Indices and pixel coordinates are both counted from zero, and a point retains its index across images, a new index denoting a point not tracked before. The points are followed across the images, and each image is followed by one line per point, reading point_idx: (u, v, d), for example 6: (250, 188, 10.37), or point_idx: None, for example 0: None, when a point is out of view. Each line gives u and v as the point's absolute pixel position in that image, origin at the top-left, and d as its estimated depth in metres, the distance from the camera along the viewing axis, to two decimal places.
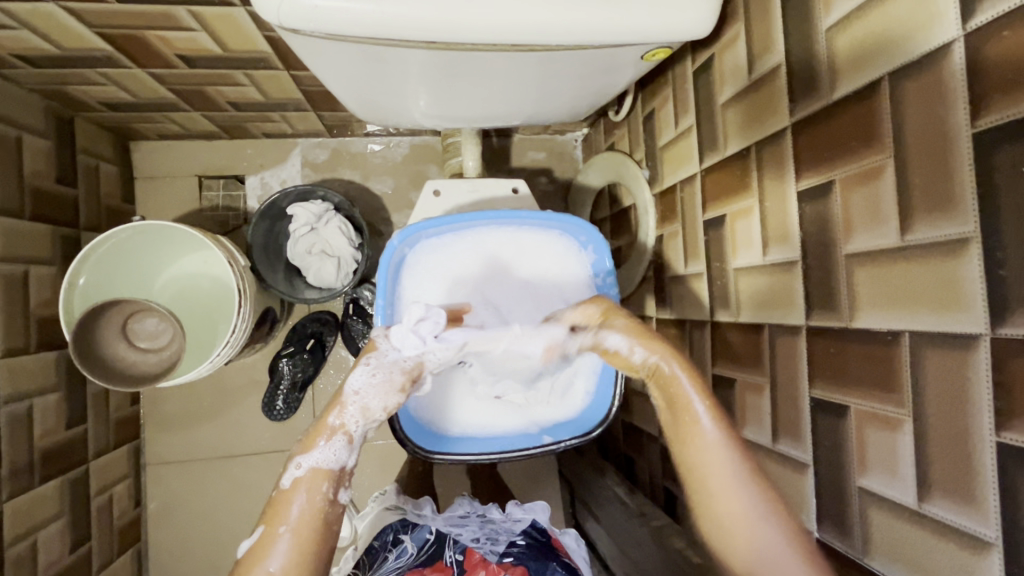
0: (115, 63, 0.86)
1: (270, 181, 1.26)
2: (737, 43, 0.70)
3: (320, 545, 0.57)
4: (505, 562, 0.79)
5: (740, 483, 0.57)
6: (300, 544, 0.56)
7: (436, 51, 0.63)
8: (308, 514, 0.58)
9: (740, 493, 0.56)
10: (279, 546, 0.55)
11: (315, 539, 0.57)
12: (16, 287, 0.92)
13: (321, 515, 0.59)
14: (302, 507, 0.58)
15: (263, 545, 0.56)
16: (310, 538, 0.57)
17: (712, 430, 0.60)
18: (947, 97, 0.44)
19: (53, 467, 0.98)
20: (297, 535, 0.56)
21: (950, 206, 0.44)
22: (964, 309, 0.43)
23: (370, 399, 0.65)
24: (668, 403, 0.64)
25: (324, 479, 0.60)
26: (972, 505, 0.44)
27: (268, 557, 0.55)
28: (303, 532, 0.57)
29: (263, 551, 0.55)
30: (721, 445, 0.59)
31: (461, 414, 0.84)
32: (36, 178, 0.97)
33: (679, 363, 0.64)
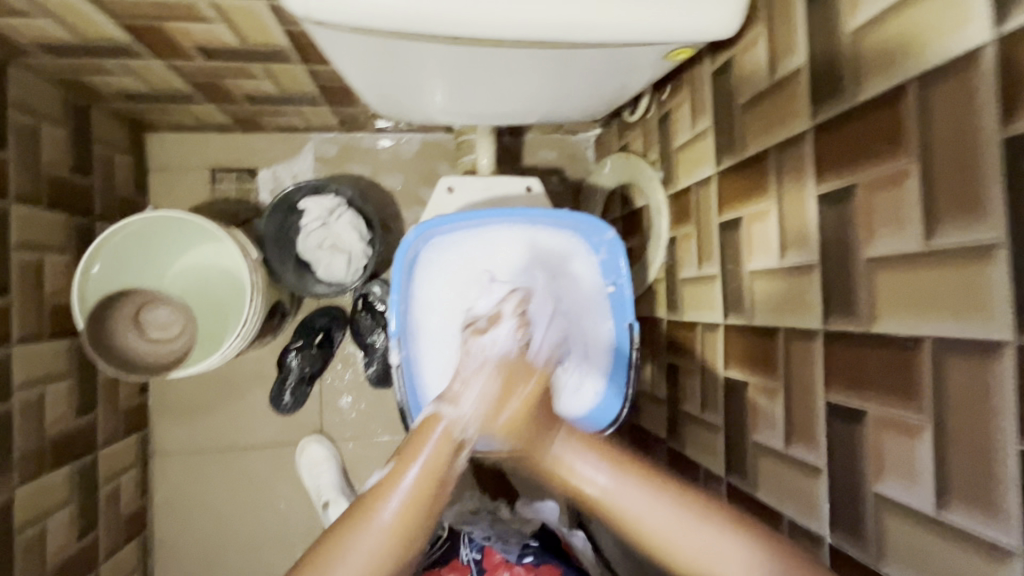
0: (134, 53, 0.86)
1: (282, 175, 1.26)
2: (757, 46, 0.70)
3: (433, 498, 0.65)
4: (526, 562, 0.79)
5: (682, 526, 0.61)
6: (418, 497, 0.64)
7: (457, 46, 0.63)
8: (429, 469, 0.66)
9: (653, 515, 0.62)
10: (403, 484, 0.65)
11: (432, 492, 0.65)
12: (32, 274, 0.93)
13: (441, 472, 0.67)
14: (428, 461, 0.66)
15: (394, 480, 0.65)
16: (431, 489, 0.65)
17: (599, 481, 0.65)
18: (977, 102, 0.44)
19: (64, 454, 0.98)
20: (416, 485, 0.65)
21: (978, 211, 0.44)
22: (990, 316, 0.43)
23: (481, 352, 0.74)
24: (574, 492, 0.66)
25: (449, 429, 0.69)
26: (993, 513, 0.43)
27: (395, 490, 0.64)
28: (423, 483, 0.65)
29: (392, 485, 0.65)
30: (621, 484, 0.64)
31: None
32: (52, 166, 0.97)
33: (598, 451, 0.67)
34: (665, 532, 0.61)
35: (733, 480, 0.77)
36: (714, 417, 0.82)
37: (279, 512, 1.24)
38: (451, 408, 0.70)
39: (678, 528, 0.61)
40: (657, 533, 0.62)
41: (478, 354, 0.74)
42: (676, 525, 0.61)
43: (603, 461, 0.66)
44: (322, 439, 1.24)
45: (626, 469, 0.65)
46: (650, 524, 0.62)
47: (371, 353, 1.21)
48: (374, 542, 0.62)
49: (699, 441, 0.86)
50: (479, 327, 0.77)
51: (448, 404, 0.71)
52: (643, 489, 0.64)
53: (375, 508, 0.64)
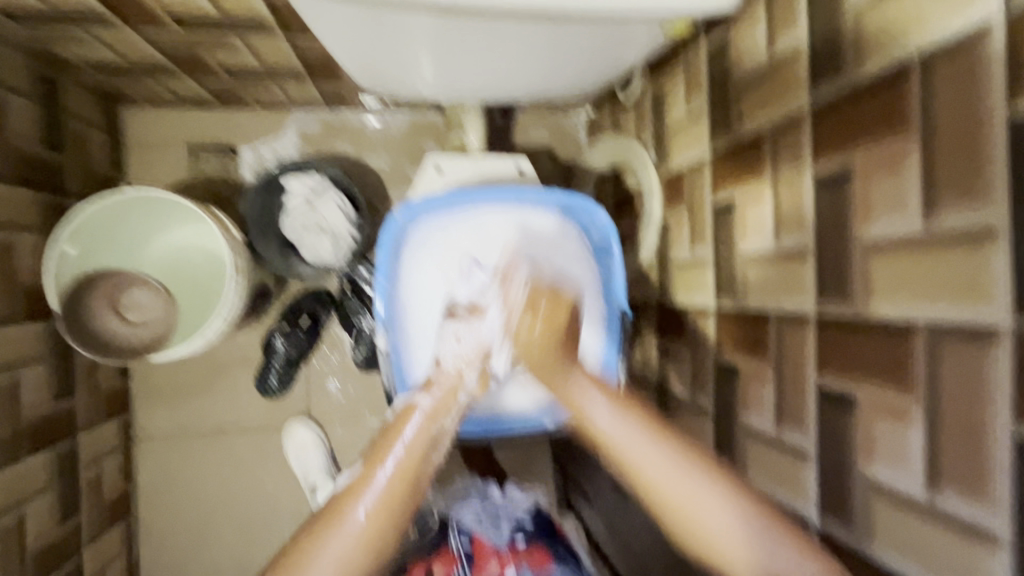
0: (103, 22, 0.81)
1: (264, 152, 1.22)
2: (756, 22, 0.68)
3: (404, 497, 0.67)
4: (515, 546, 0.80)
5: (674, 474, 0.63)
6: (387, 498, 0.66)
7: (444, 17, 0.60)
8: (400, 470, 0.68)
9: (645, 449, 0.65)
10: (375, 486, 0.66)
11: (403, 493, 0.67)
12: (1, 254, 0.89)
13: (411, 473, 0.68)
14: (398, 460, 0.68)
15: (364, 483, 0.67)
16: (401, 492, 0.67)
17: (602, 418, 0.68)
18: (983, 83, 0.43)
19: (42, 440, 0.96)
20: (387, 487, 0.66)
21: (980, 196, 0.43)
22: (987, 302, 0.42)
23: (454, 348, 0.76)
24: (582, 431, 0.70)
25: (427, 421, 0.71)
26: (981, 498, 0.43)
27: (367, 492, 0.66)
28: (393, 485, 0.67)
29: (362, 487, 0.67)
30: (626, 429, 0.67)
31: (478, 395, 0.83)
32: (19, 141, 0.92)
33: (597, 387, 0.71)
34: (660, 478, 0.63)
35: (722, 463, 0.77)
36: (704, 400, 0.82)
37: (266, 495, 1.23)
38: (428, 398, 0.73)
39: (670, 472, 0.63)
40: (649, 474, 0.64)
41: (452, 338, 0.77)
42: (666, 471, 0.63)
43: (606, 400, 0.69)
44: (310, 422, 1.22)
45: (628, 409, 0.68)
46: (646, 466, 0.64)
47: (359, 335, 1.19)
48: (342, 547, 0.64)
49: (689, 424, 0.86)
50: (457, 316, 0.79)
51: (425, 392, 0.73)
52: (649, 435, 0.66)
53: (346, 509, 0.66)
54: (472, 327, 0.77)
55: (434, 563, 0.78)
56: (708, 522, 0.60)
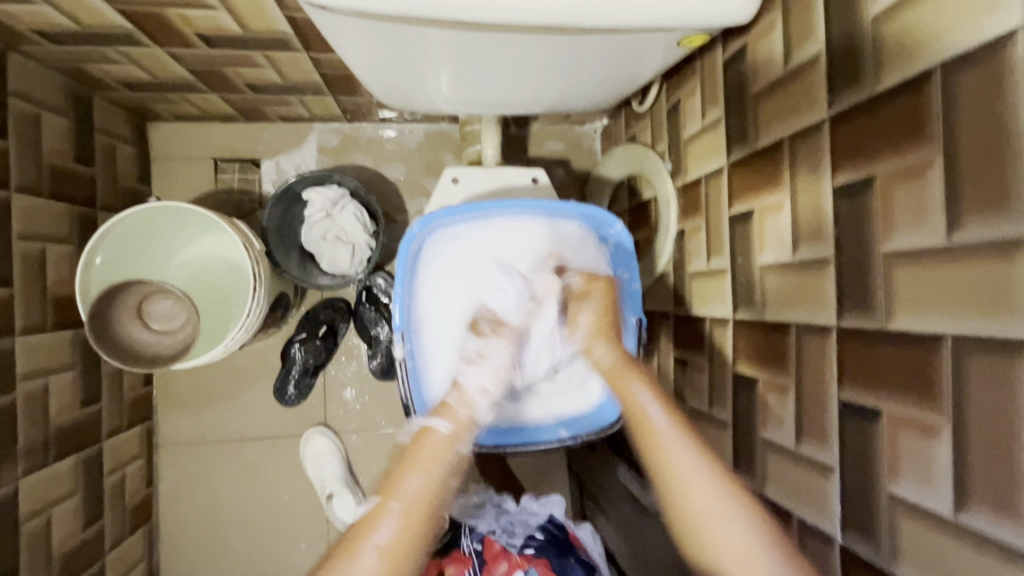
0: (135, 41, 0.85)
1: (285, 166, 1.25)
2: (773, 32, 0.68)
3: (425, 523, 0.64)
4: (525, 553, 0.80)
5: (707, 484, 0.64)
6: (407, 529, 0.63)
7: (462, 31, 0.61)
8: (419, 496, 0.65)
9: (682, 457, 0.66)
10: (391, 516, 0.63)
11: (424, 519, 0.64)
12: (35, 264, 0.93)
13: (429, 501, 0.65)
14: (417, 488, 0.65)
15: (380, 517, 0.63)
16: (421, 519, 0.64)
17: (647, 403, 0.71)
18: (1006, 91, 0.42)
19: (68, 445, 0.98)
20: (405, 518, 0.63)
21: (1005, 204, 0.42)
22: (1014, 314, 0.41)
23: (481, 376, 0.72)
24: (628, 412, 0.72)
25: (445, 446, 0.68)
26: (1013, 516, 0.42)
27: (382, 525, 0.63)
28: (410, 515, 0.64)
29: (379, 517, 0.63)
30: (672, 427, 0.68)
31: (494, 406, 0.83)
32: (53, 155, 0.96)
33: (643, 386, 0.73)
34: (698, 494, 0.64)
35: (741, 477, 0.76)
36: (722, 413, 0.80)
37: (283, 504, 1.25)
38: (446, 423, 0.69)
39: (694, 472, 0.65)
40: (676, 473, 0.66)
41: (474, 362, 0.73)
42: (693, 474, 0.65)
43: (654, 397, 0.72)
44: (327, 431, 1.24)
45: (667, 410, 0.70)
46: (688, 480, 0.65)
47: (375, 345, 1.20)
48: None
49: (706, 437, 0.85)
50: (482, 333, 0.75)
51: (443, 418, 0.70)
52: (688, 439, 0.67)
53: (360, 542, 0.62)
54: (491, 357, 0.73)
55: (446, 566, 0.80)
56: (722, 533, 0.62)
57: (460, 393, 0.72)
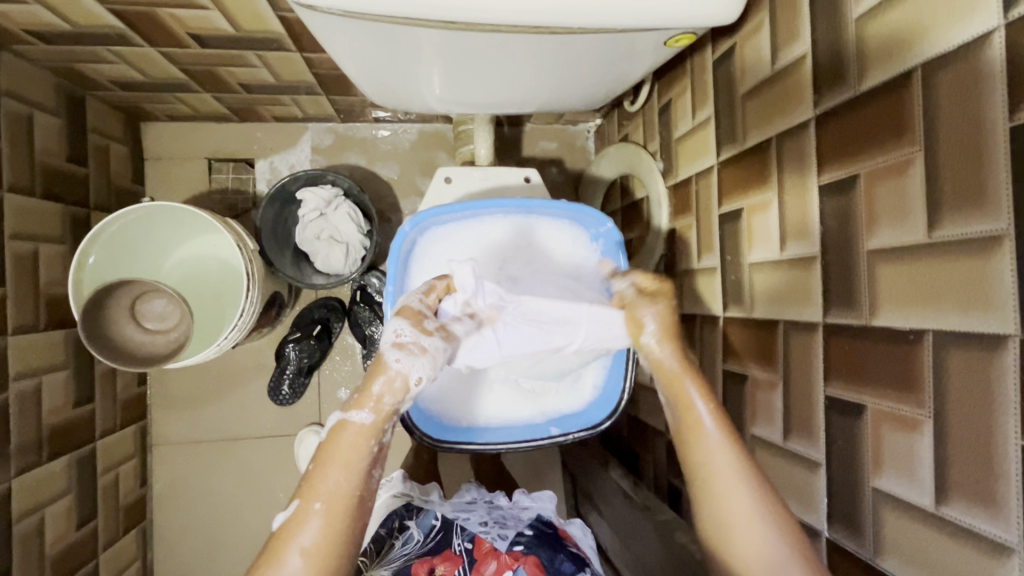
0: (127, 41, 0.85)
1: (279, 165, 1.26)
2: (760, 32, 0.68)
3: (351, 520, 0.59)
4: (515, 550, 0.81)
5: (739, 490, 0.60)
6: (331, 529, 0.58)
7: (453, 31, 0.61)
8: (339, 493, 0.59)
9: (723, 466, 0.62)
10: (311, 519, 0.58)
11: (350, 515, 0.59)
12: (27, 264, 0.93)
13: (353, 494, 0.59)
14: (334, 486, 0.59)
15: (299, 522, 0.57)
16: (343, 517, 0.59)
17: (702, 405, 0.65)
18: (984, 91, 0.43)
19: (61, 445, 0.98)
20: (328, 517, 0.58)
21: (983, 202, 0.43)
22: (992, 309, 0.42)
23: (415, 365, 0.63)
24: (678, 412, 0.67)
25: (364, 440, 0.61)
26: (992, 508, 0.43)
27: (301, 530, 0.57)
28: (333, 515, 0.58)
29: (297, 524, 0.58)
30: (722, 440, 0.63)
31: (486, 403, 0.84)
32: (46, 155, 0.96)
33: (694, 382, 0.67)
34: (732, 501, 0.60)
35: None
36: None
37: (278, 503, 1.25)
38: (365, 415, 0.62)
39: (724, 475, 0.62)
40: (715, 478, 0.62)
41: (415, 356, 0.64)
42: (729, 477, 0.62)
43: (712, 403, 0.66)
44: (321, 430, 1.24)
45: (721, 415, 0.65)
46: (729, 487, 0.61)
47: (369, 344, 1.21)
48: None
49: None
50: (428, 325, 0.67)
51: (368, 411, 0.62)
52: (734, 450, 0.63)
53: (281, 551, 0.57)
54: (429, 347, 0.65)
55: (436, 564, 0.79)
56: (744, 538, 0.59)
57: (389, 379, 0.63)
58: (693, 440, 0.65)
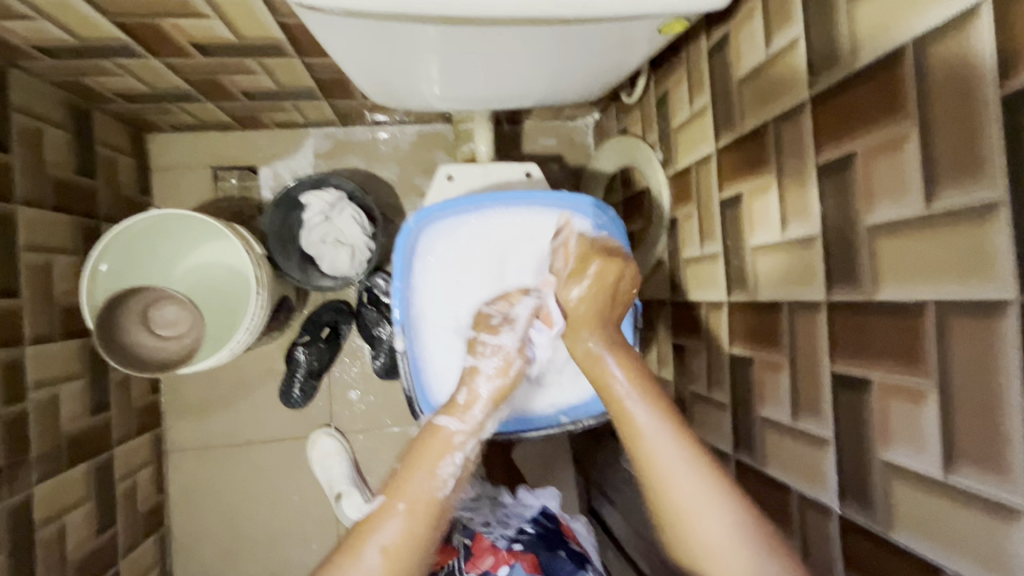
0: (132, 53, 0.87)
1: (282, 171, 1.27)
2: (753, 18, 0.69)
3: (432, 527, 0.64)
4: (513, 548, 0.80)
5: (706, 498, 0.60)
6: (412, 533, 0.63)
7: (451, 27, 0.63)
8: (422, 499, 0.64)
9: (681, 475, 0.61)
10: (394, 520, 0.63)
11: (428, 524, 0.64)
12: (41, 276, 0.94)
13: (434, 504, 0.65)
14: (421, 490, 0.65)
15: (381, 517, 0.63)
16: (424, 518, 0.64)
17: (642, 412, 0.65)
18: (975, 62, 0.43)
19: (79, 453, 1.00)
20: (409, 520, 0.63)
21: (977, 171, 0.44)
22: (992, 275, 0.43)
23: (485, 365, 0.74)
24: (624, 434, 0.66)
25: (450, 442, 0.69)
26: (1000, 472, 0.43)
27: (383, 529, 0.62)
28: (416, 520, 0.63)
29: (380, 521, 0.62)
30: (679, 461, 0.62)
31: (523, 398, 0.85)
32: (55, 167, 0.98)
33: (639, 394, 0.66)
34: (694, 510, 0.60)
35: (742, 456, 0.77)
36: (721, 395, 0.82)
37: (292, 506, 1.26)
38: (457, 422, 0.70)
39: (699, 490, 0.61)
40: (677, 496, 0.61)
41: (489, 354, 0.74)
42: (697, 488, 0.61)
43: (636, 383, 0.67)
44: (333, 431, 1.25)
45: (657, 406, 0.66)
46: (675, 481, 0.61)
47: (377, 345, 1.22)
48: None
49: (707, 421, 0.86)
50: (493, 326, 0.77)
51: (447, 415, 0.71)
52: (699, 468, 0.62)
53: (361, 547, 0.61)
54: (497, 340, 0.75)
55: (434, 557, 0.82)
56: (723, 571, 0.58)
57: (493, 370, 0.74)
58: (626, 424, 0.66)
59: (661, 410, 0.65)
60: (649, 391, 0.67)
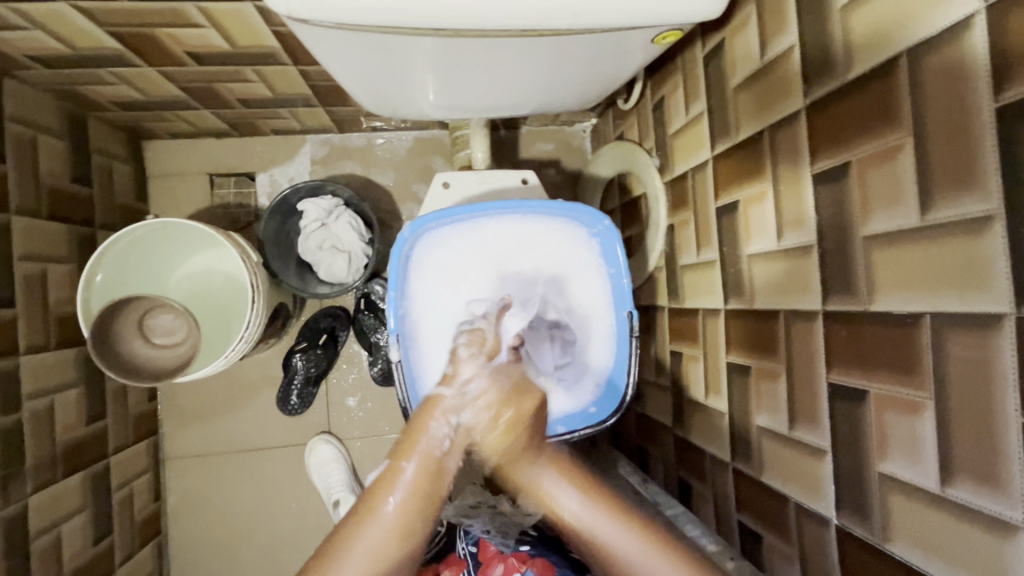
0: (127, 62, 0.87)
1: (279, 178, 1.27)
2: (748, 25, 0.69)
3: (432, 485, 0.72)
4: (521, 552, 0.81)
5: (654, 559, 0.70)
6: (415, 490, 0.71)
7: (444, 39, 0.62)
8: (425, 463, 0.72)
9: (633, 551, 0.71)
10: (402, 480, 0.71)
11: (429, 483, 0.72)
12: (36, 285, 0.94)
13: (435, 464, 0.73)
14: (423, 455, 0.72)
15: (390, 479, 0.71)
16: (427, 481, 0.72)
17: (569, 497, 0.76)
18: (969, 75, 0.43)
19: (75, 462, 0.99)
20: (414, 480, 0.71)
21: (973, 183, 0.43)
22: (988, 289, 0.43)
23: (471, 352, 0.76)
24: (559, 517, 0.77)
25: (443, 414, 0.73)
26: (998, 487, 0.43)
27: (394, 488, 0.71)
28: (419, 477, 0.72)
29: (391, 482, 0.71)
30: (619, 533, 0.72)
31: None
32: (51, 176, 0.98)
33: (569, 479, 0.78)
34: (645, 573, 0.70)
35: (740, 464, 0.76)
36: (718, 403, 0.81)
37: (290, 513, 1.25)
38: (448, 393, 0.74)
39: (643, 552, 0.70)
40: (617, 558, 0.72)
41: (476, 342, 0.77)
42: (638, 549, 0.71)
43: (572, 482, 0.77)
44: (330, 438, 1.25)
45: (583, 489, 0.77)
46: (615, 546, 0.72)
47: (376, 352, 1.22)
48: (377, 537, 0.69)
49: (705, 429, 0.86)
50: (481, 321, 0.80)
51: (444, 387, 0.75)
52: (637, 533, 0.72)
53: (377, 503, 0.71)
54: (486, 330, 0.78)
55: (443, 568, 0.81)
56: None
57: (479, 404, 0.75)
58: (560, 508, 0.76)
59: (589, 494, 0.76)
60: (582, 482, 0.78)
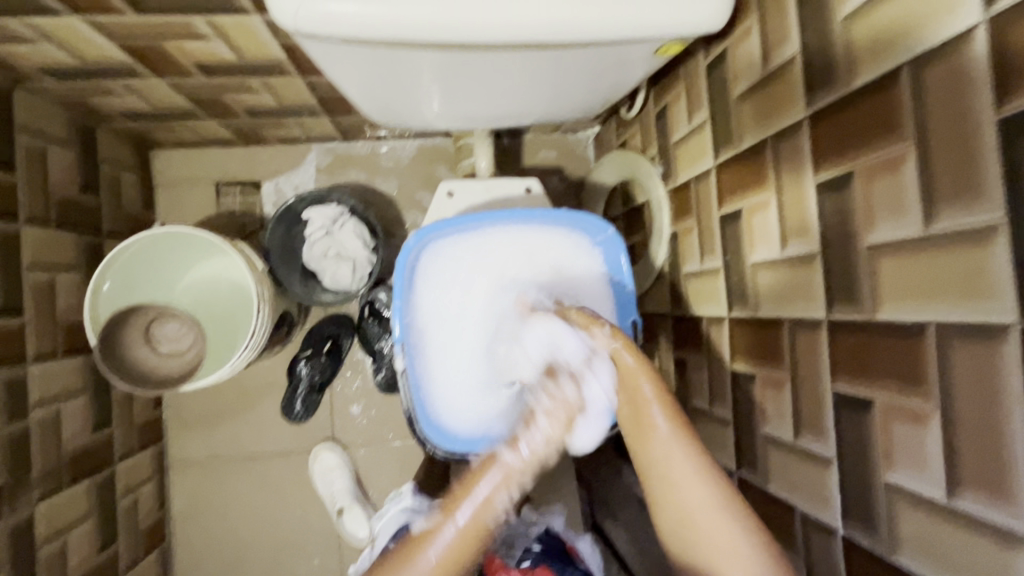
0: (136, 73, 0.88)
1: (284, 186, 1.28)
2: (751, 35, 0.69)
3: (476, 543, 0.64)
4: (524, 566, 0.80)
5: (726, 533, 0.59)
6: (458, 548, 0.63)
7: (449, 52, 0.63)
8: (475, 523, 0.64)
9: (697, 483, 0.61)
10: (443, 537, 0.63)
11: (475, 541, 0.64)
12: (44, 293, 0.95)
13: (484, 523, 0.65)
14: (475, 516, 0.64)
15: (436, 531, 0.64)
16: (474, 539, 0.64)
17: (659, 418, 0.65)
18: (971, 87, 0.43)
19: (81, 470, 1.00)
20: (457, 538, 0.63)
21: (976, 194, 0.43)
22: (993, 299, 0.43)
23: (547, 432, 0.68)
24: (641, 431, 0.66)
25: (504, 480, 0.66)
26: (1005, 499, 0.43)
27: (436, 542, 0.63)
28: (464, 537, 0.64)
29: (433, 534, 0.64)
30: (698, 477, 0.62)
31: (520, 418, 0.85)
32: (60, 186, 0.99)
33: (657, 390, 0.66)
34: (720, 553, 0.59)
35: (745, 473, 0.76)
36: (723, 411, 0.81)
37: (293, 521, 1.25)
38: (514, 458, 0.66)
39: (713, 502, 0.60)
40: (687, 493, 0.61)
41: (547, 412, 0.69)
42: (715, 503, 0.60)
43: (661, 399, 0.66)
44: (336, 447, 1.25)
45: (672, 408, 0.65)
46: (682, 484, 0.62)
47: (379, 358, 1.21)
48: None
49: (709, 437, 0.85)
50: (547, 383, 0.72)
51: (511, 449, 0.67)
52: (709, 474, 0.62)
53: (416, 554, 0.63)
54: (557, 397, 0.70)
55: None
56: None
57: (551, 412, 0.69)
58: (641, 421, 0.66)
59: (674, 413, 0.65)
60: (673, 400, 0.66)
